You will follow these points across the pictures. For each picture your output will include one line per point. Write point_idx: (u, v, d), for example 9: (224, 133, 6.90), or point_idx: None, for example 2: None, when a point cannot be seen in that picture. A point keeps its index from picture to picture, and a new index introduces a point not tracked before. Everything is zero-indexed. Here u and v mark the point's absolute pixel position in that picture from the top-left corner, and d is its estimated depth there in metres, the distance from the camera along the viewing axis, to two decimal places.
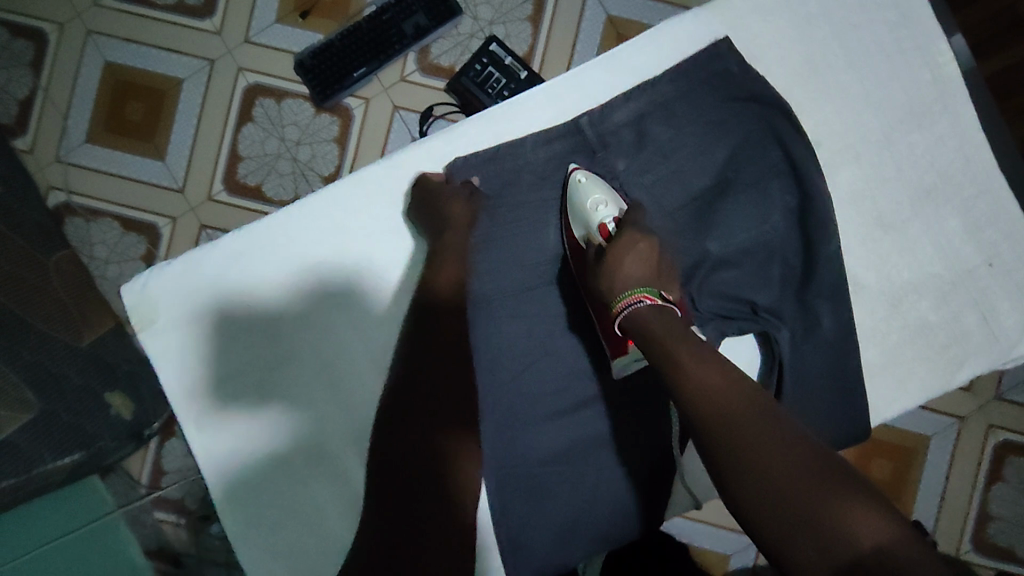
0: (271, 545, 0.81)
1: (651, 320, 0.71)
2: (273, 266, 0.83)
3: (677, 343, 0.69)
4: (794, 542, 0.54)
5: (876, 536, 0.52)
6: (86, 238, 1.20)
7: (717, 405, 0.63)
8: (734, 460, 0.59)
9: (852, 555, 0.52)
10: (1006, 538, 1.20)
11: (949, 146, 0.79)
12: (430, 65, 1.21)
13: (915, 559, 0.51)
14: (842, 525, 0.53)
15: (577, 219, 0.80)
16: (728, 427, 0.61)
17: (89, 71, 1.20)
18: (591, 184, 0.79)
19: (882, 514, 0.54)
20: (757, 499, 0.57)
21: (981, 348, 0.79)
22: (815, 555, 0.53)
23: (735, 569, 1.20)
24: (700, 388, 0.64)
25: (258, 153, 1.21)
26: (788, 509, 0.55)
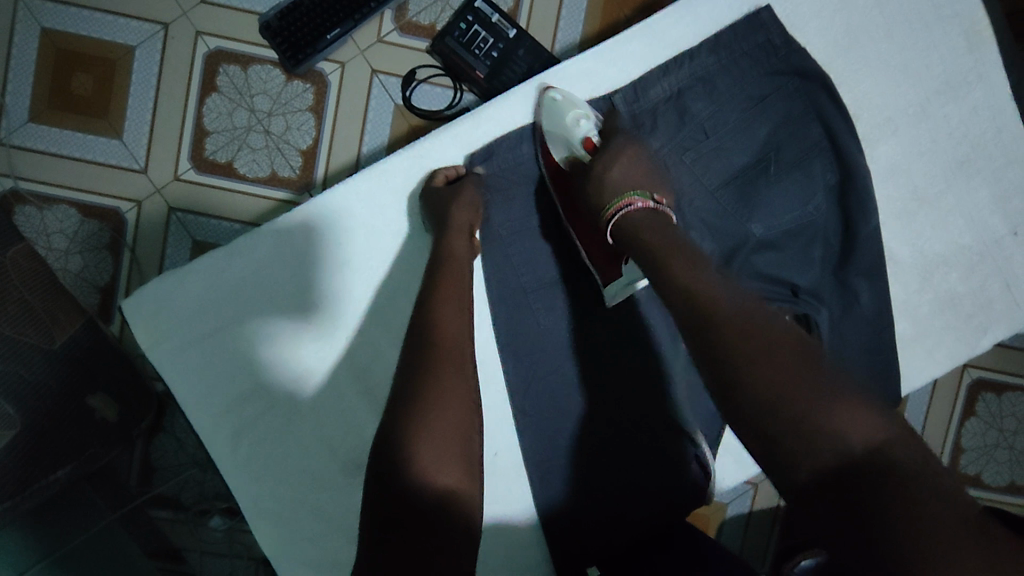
0: (313, 558, 0.78)
1: (646, 228, 0.69)
2: (304, 269, 0.80)
3: (671, 251, 0.65)
4: (784, 445, 0.49)
5: (873, 437, 0.48)
6: (41, 228, 1.07)
7: (713, 302, 0.58)
8: (722, 358, 0.54)
9: (844, 456, 0.47)
10: (975, 467, 1.21)
11: (983, 116, 0.84)
12: (409, 24, 1.09)
13: (912, 461, 0.46)
14: (834, 422, 0.48)
15: (557, 140, 0.81)
16: (721, 326, 0.55)
17: (24, 40, 1.06)
18: (557, 102, 0.80)
19: (879, 416, 0.49)
20: (746, 394, 0.52)
21: (1003, 316, 0.85)
22: (806, 458, 0.48)
23: (732, 516, 1.15)
24: (697, 292, 0.59)
25: (227, 127, 1.09)
26: (787, 407, 0.50)
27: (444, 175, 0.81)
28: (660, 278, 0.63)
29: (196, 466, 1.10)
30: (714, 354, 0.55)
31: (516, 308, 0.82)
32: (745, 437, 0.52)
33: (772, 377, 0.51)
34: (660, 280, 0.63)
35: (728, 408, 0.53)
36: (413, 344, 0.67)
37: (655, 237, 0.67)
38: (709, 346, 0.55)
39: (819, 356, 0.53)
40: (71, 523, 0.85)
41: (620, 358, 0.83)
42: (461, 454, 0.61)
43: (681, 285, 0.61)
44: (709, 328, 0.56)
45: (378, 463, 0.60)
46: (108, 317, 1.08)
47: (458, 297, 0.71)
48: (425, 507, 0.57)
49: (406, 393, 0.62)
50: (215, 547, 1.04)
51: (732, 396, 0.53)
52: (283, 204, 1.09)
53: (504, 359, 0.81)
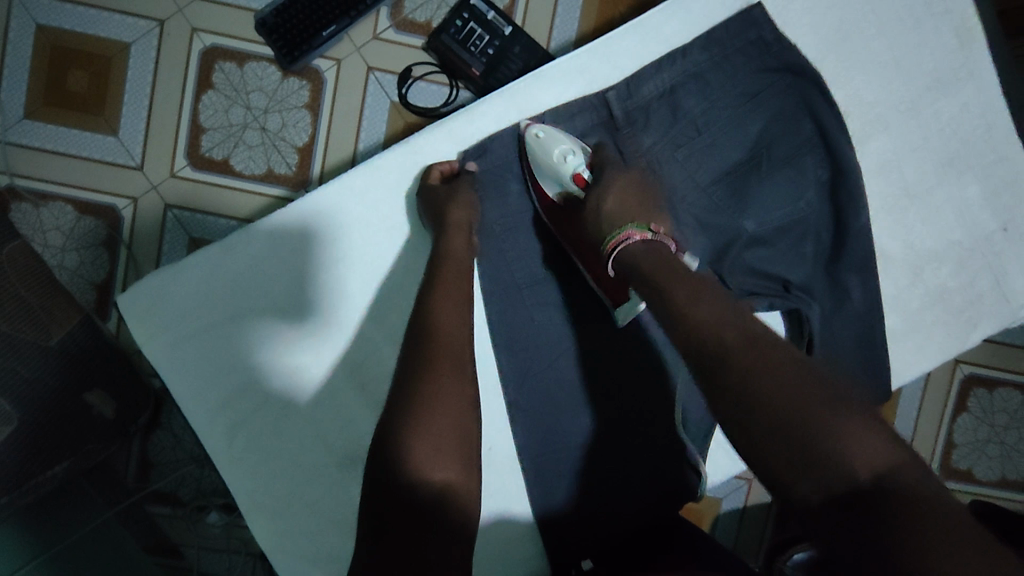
0: (309, 552, 0.79)
1: (648, 257, 0.69)
2: (307, 284, 0.80)
3: (674, 277, 0.65)
4: (789, 475, 0.49)
5: (878, 467, 0.48)
6: (37, 224, 1.07)
7: (716, 330, 0.58)
8: (725, 386, 0.54)
9: (851, 484, 0.47)
10: (967, 462, 1.22)
11: (973, 112, 0.85)
12: (405, 21, 1.10)
13: (919, 488, 0.46)
14: (840, 450, 0.48)
15: (546, 176, 0.80)
16: (724, 355, 0.56)
17: (19, 37, 1.06)
18: (541, 140, 0.79)
19: (885, 445, 0.49)
20: (750, 423, 0.52)
21: (992, 311, 0.86)
22: (812, 487, 0.48)
23: (727, 511, 1.16)
24: (699, 317, 0.59)
25: (223, 124, 1.09)
26: (792, 435, 0.50)
27: (439, 171, 0.81)
28: (662, 304, 0.63)
29: (194, 462, 1.07)
30: (716, 383, 0.55)
31: (511, 303, 0.82)
32: (751, 467, 0.52)
33: (776, 405, 0.51)
34: (663, 305, 0.63)
35: (733, 436, 0.53)
36: (408, 341, 0.68)
37: (657, 265, 0.68)
38: (712, 377, 0.55)
39: (824, 383, 0.53)
40: (68, 518, 0.86)
41: (614, 354, 0.84)
42: (456, 450, 0.61)
43: (683, 312, 0.61)
44: (713, 357, 0.56)
45: (373, 459, 0.60)
46: (104, 314, 1.08)
47: (451, 294, 0.71)
48: (420, 503, 0.57)
49: (402, 390, 0.63)
50: (213, 542, 1.06)
51: (736, 426, 0.53)
52: (278, 201, 1.09)
53: (499, 354, 0.82)
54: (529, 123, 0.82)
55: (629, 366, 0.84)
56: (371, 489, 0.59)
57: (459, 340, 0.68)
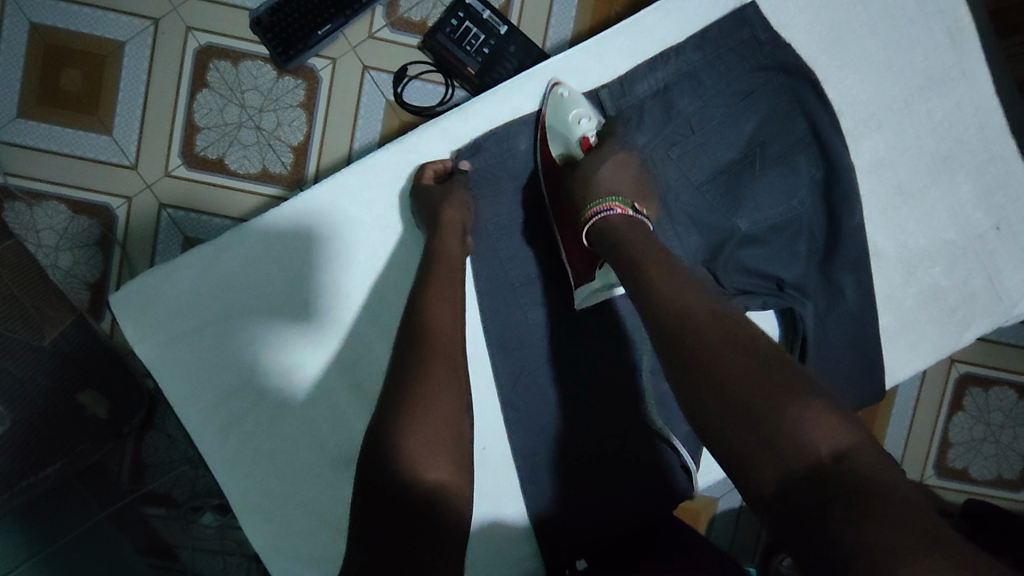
0: (302, 552, 0.78)
1: (624, 236, 0.69)
2: (290, 273, 0.80)
3: (647, 256, 0.65)
4: (750, 452, 0.50)
5: (838, 445, 0.48)
6: (30, 224, 1.07)
7: (688, 311, 0.58)
8: (693, 366, 0.54)
9: (811, 463, 0.47)
10: (962, 461, 1.22)
11: (966, 111, 0.85)
12: (400, 19, 1.09)
13: (877, 470, 0.47)
14: (802, 431, 0.49)
15: (555, 131, 0.81)
16: (693, 335, 0.56)
17: (12, 35, 1.05)
18: (564, 96, 0.81)
19: (846, 424, 0.49)
20: (716, 403, 0.52)
21: (986, 309, 0.86)
22: (772, 466, 0.49)
23: (723, 511, 1.16)
24: (671, 298, 0.60)
25: (217, 123, 1.08)
26: (756, 415, 0.50)
27: (433, 169, 0.81)
28: (635, 285, 0.63)
29: (188, 462, 1.08)
30: (682, 360, 0.55)
31: (506, 303, 0.82)
32: (712, 443, 0.53)
33: (743, 386, 0.52)
34: (635, 286, 0.63)
35: (698, 415, 0.53)
36: (401, 341, 0.67)
37: (631, 243, 0.67)
38: (679, 354, 0.56)
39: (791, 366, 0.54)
40: (62, 519, 0.86)
41: (609, 353, 0.84)
42: (450, 450, 0.61)
43: (655, 293, 0.61)
44: (682, 337, 0.56)
45: (364, 459, 0.60)
46: (98, 314, 1.08)
47: (444, 294, 0.71)
48: (412, 504, 0.57)
49: (394, 389, 0.62)
50: (207, 543, 1.03)
51: (698, 403, 0.53)
52: (272, 200, 1.09)
53: (493, 353, 0.82)
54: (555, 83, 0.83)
55: (624, 365, 0.83)
56: (363, 489, 0.59)
57: (452, 340, 0.68)
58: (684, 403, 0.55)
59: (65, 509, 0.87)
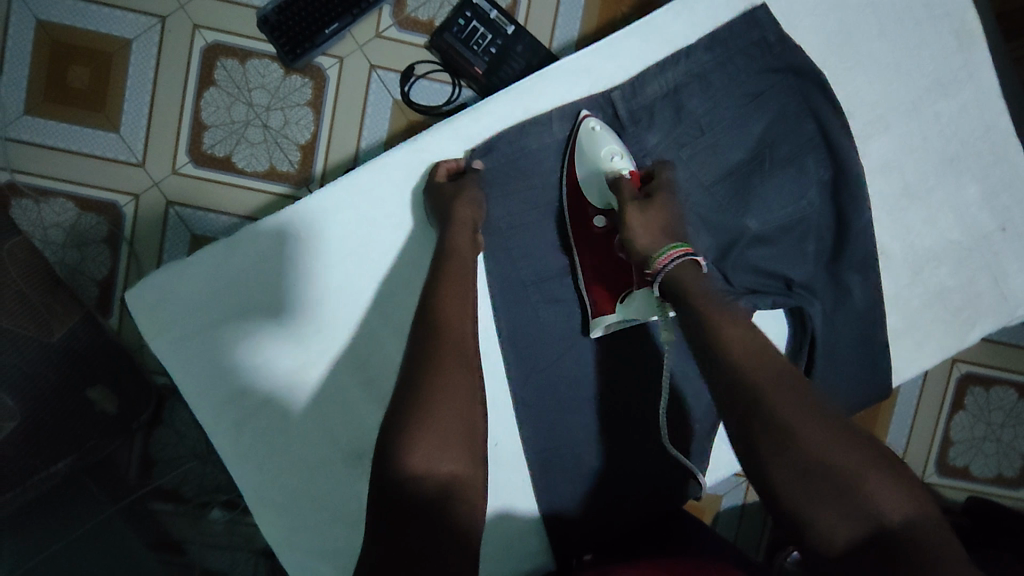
0: (314, 546, 0.79)
1: (683, 278, 0.68)
2: (314, 287, 0.81)
3: (705, 300, 0.64)
4: (815, 512, 0.49)
5: (907, 510, 0.48)
6: (38, 221, 1.07)
7: (750, 359, 0.58)
8: (757, 416, 0.53)
9: (879, 526, 0.48)
10: (963, 460, 1.23)
11: (972, 113, 0.86)
12: (407, 18, 1.10)
13: (944, 538, 0.47)
14: (872, 494, 0.49)
15: (588, 168, 0.81)
16: (758, 385, 0.55)
17: (20, 32, 1.06)
18: (606, 134, 0.82)
19: (916, 493, 0.49)
20: (783, 456, 0.51)
21: (991, 309, 0.87)
22: (838, 525, 0.49)
23: (726, 508, 1.17)
24: (732, 346, 0.59)
25: (225, 121, 1.09)
26: (826, 473, 0.50)
27: (446, 168, 0.82)
28: (693, 326, 0.63)
29: (196, 458, 1.11)
30: (744, 412, 0.54)
31: (515, 301, 0.83)
32: (772, 495, 0.52)
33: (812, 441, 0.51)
34: (695, 328, 0.62)
35: (759, 466, 0.52)
36: (413, 336, 0.68)
37: (687, 287, 0.66)
38: (742, 404, 0.55)
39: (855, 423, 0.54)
40: (70, 514, 0.86)
41: (618, 351, 0.84)
42: (462, 444, 0.62)
43: (716, 336, 0.60)
44: (746, 384, 0.56)
45: (378, 456, 0.61)
46: (105, 310, 1.09)
47: (455, 292, 0.72)
48: (426, 496, 0.58)
49: (407, 386, 0.63)
50: (217, 539, 1.00)
51: (761, 456, 0.52)
52: (282, 198, 1.10)
53: (503, 350, 0.83)
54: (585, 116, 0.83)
55: (633, 363, 0.84)
56: (377, 484, 0.60)
57: (463, 337, 0.68)
58: (744, 453, 0.54)
59: (76, 502, 0.88)
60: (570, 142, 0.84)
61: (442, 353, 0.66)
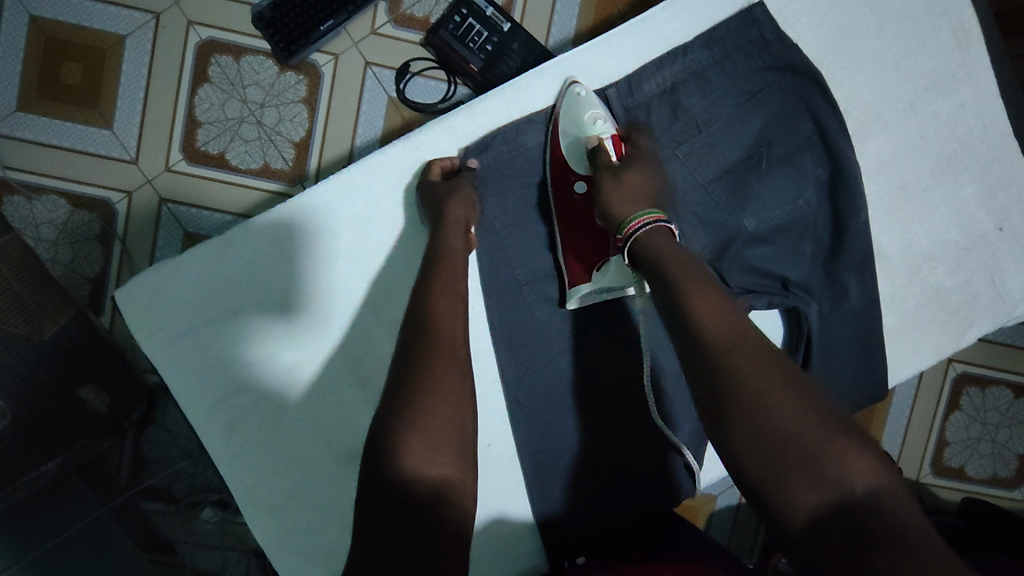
0: (306, 547, 0.79)
1: (658, 248, 0.67)
2: (303, 277, 0.80)
3: (679, 268, 0.64)
4: (779, 473, 0.49)
5: (868, 476, 0.48)
6: (30, 218, 1.06)
7: (721, 325, 0.57)
8: (727, 380, 0.53)
9: (840, 490, 0.48)
10: (959, 460, 1.23)
11: (971, 112, 0.85)
12: (403, 16, 1.09)
13: (903, 503, 0.47)
14: (836, 458, 0.49)
15: (571, 130, 0.81)
16: (729, 350, 0.55)
17: (11, 27, 1.04)
18: (594, 98, 0.81)
19: (879, 466, 0.49)
20: (749, 419, 0.51)
21: (988, 309, 0.86)
22: (801, 487, 0.48)
23: (721, 509, 1.16)
24: (706, 312, 0.59)
25: (218, 118, 1.08)
26: (791, 436, 0.50)
27: (441, 166, 0.81)
28: (667, 293, 0.62)
29: (187, 458, 1.10)
30: (713, 383, 0.54)
31: (509, 299, 0.82)
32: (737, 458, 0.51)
33: (779, 406, 0.51)
34: (668, 295, 0.62)
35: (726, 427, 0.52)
36: (406, 335, 0.67)
37: (659, 263, 0.66)
38: (712, 368, 0.55)
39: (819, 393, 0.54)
40: (59, 514, 0.85)
41: (613, 349, 0.83)
42: (454, 445, 0.61)
43: (688, 301, 0.60)
44: (716, 350, 0.56)
45: (368, 458, 0.60)
46: (97, 308, 1.08)
47: (447, 291, 0.71)
48: (417, 498, 0.57)
49: (399, 387, 0.63)
50: (206, 539, 1.01)
51: (729, 419, 0.52)
52: (276, 195, 1.09)
53: (498, 350, 0.82)
54: (572, 79, 0.83)
55: (631, 364, 0.84)
56: (366, 487, 0.59)
57: (456, 338, 0.68)
58: (710, 415, 0.54)
59: (65, 502, 0.87)
60: (555, 107, 0.83)
61: (436, 354, 0.65)
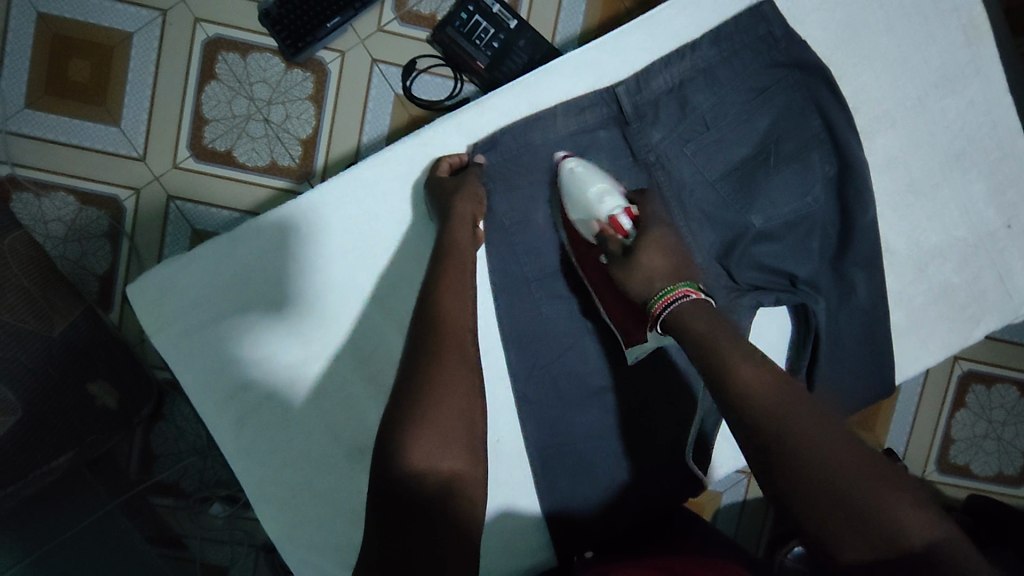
0: (316, 542, 0.79)
1: (691, 317, 0.70)
2: (314, 278, 0.80)
3: (714, 338, 0.66)
4: (839, 539, 0.51)
5: (928, 530, 0.50)
6: (39, 215, 1.07)
7: (760, 394, 0.60)
8: (775, 452, 0.56)
9: (901, 548, 0.50)
10: (965, 458, 1.23)
11: (979, 109, 0.85)
12: (409, 13, 1.09)
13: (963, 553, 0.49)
14: (894, 517, 0.51)
15: (580, 212, 0.80)
16: (772, 420, 0.57)
17: (20, 25, 1.05)
18: (591, 175, 0.80)
19: (937, 516, 0.51)
20: (802, 488, 0.53)
21: (996, 306, 0.87)
22: (862, 550, 0.51)
23: (727, 505, 1.17)
24: (745, 384, 0.61)
25: (226, 115, 1.08)
26: (845, 501, 0.52)
27: (448, 163, 0.82)
28: (706, 364, 0.65)
29: (197, 453, 1.08)
30: (763, 456, 0.56)
31: (517, 296, 0.83)
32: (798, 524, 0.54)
33: (829, 471, 0.53)
34: (706, 366, 0.65)
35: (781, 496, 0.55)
36: (414, 330, 0.68)
37: (698, 323, 0.69)
38: (760, 441, 0.57)
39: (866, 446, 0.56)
40: (72, 509, 0.86)
41: (619, 346, 0.85)
42: (462, 441, 0.62)
43: (724, 373, 0.63)
44: (760, 423, 0.58)
45: (377, 454, 0.60)
46: (106, 305, 1.08)
47: (453, 288, 0.71)
48: (426, 494, 0.58)
49: (407, 383, 0.63)
50: (214, 534, 1.05)
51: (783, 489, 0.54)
52: (283, 193, 1.09)
53: (506, 346, 0.82)
54: (563, 156, 0.82)
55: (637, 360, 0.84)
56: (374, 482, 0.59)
57: (463, 334, 0.68)
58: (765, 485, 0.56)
59: (77, 497, 0.88)
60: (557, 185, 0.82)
61: (444, 350, 0.65)
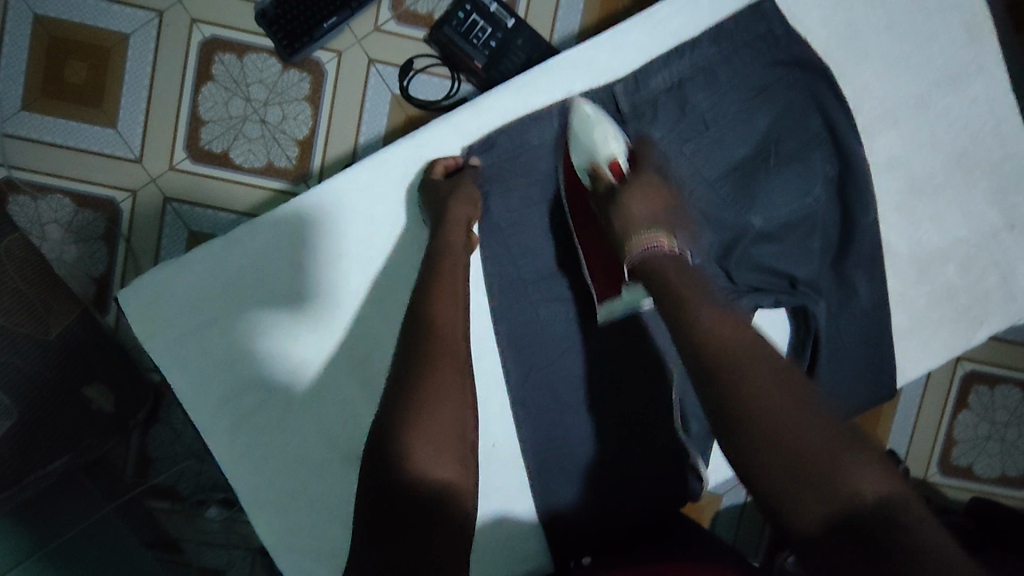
0: (310, 547, 0.78)
1: (664, 267, 0.67)
2: (299, 264, 0.79)
3: (685, 286, 0.64)
4: (790, 492, 0.50)
5: (880, 489, 0.49)
6: (35, 217, 1.06)
7: (724, 345, 0.58)
8: (736, 403, 0.54)
9: (852, 504, 0.48)
10: (967, 460, 1.22)
11: (982, 107, 0.84)
12: (406, 12, 1.08)
13: (914, 513, 0.48)
14: (847, 473, 0.49)
15: (582, 151, 0.79)
16: (735, 372, 0.56)
17: (15, 26, 1.04)
18: (603, 117, 0.79)
19: (891, 474, 0.50)
20: (757, 440, 0.52)
21: (999, 308, 0.85)
22: (812, 505, 0.49)
23: (727, 508, 1.15)
24: (712, 332, 0.59)
25: (222, 116, 1.08)
26: (799, 456, 0.50)
27: (443, 165, 0.81)
28: (674, 308, 0.63)
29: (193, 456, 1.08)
30: (722, 406, 0.55)
31: (514, 298, 0.82)
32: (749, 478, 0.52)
33: (786, 425, 0.52)
34: (674, 311, 0.62)
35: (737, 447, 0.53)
36: (410, 333, 0.67)
37: (669, 272, 0.66)
38: (721, 391, 0.55)
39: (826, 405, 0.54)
40: (66, 512, 0.85)
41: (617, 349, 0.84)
42: (455, 447, 0.61)
43: (694, 322, 0.60)
44: (724, 374, 0.56)
45: (371, 458, 0.60)
46: (102, 307, 1.07)
47: (450, 291, 0.71)
48: (424, 501, 0.57)
49: (402, 388, 0.62)
50: (213, 537, 1.02)
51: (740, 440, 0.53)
52: (279, 194, 1.08)
53: (503, 350, 0.81)
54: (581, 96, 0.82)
55: (635, 363, 0.84)
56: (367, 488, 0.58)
57: (458, 338, 0.67)
58: (722, 436, 0.54)
59: (71, 502, 0.87)
60: (567, 127, 0.82)
61: (438, 354, 0.65)
